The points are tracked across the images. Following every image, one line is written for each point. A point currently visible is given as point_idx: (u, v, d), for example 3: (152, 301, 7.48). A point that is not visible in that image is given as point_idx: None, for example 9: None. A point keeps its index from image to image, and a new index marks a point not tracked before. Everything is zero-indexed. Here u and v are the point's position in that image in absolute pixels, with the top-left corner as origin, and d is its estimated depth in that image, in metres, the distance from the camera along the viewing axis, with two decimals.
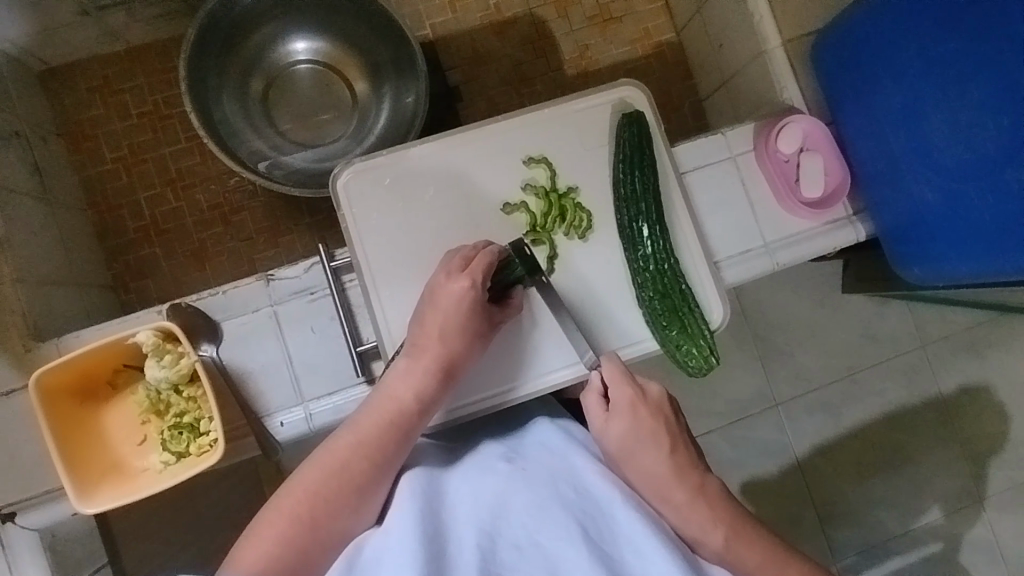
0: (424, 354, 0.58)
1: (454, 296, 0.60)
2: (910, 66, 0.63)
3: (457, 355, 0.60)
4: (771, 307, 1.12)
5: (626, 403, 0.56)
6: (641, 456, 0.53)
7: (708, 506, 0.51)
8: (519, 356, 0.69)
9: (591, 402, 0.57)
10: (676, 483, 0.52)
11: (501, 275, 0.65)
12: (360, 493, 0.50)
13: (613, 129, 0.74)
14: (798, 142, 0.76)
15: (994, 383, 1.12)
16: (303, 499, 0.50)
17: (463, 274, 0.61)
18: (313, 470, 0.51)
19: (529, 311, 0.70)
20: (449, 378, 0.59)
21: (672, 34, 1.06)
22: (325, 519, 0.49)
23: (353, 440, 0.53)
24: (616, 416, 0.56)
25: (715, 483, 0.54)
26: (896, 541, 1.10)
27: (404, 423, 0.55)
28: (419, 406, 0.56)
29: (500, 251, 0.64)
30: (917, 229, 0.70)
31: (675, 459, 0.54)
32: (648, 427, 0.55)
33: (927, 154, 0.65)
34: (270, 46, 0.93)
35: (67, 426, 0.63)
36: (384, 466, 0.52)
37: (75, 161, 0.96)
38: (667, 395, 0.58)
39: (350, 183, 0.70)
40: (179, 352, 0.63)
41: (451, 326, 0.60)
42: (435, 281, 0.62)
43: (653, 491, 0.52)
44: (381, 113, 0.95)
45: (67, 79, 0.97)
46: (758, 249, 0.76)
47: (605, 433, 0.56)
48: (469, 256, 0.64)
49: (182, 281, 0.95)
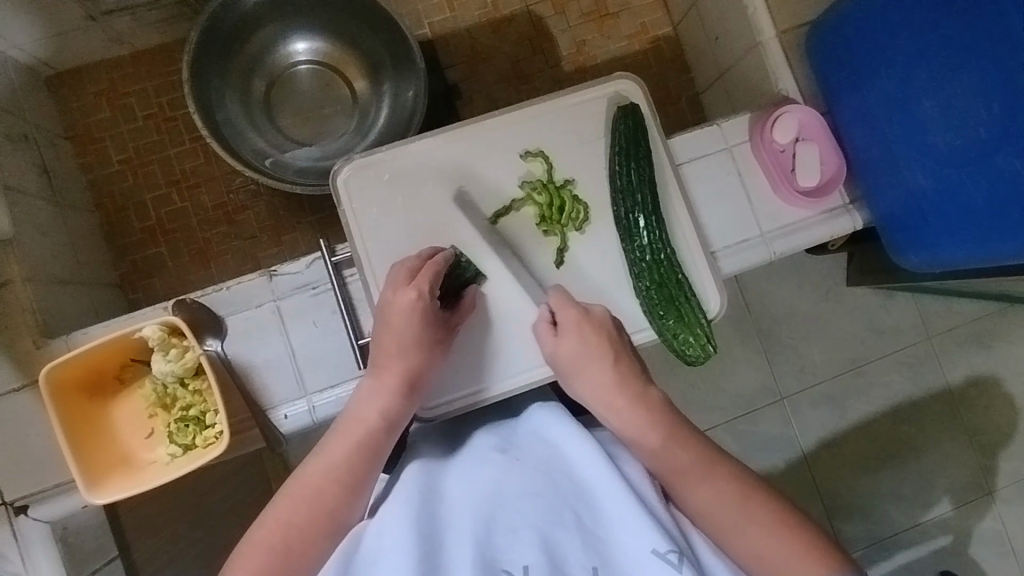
0: (385, 371, 0.59)
1: (405, 311, 0.60)
2: (899, 54, 0.64)
3: (418, 368, 0.60)
4: (773, 300, 1.12)
5: (573, 322, 0.61)
6: (588, 370, 0.58)
7: (648, 411, 0.54)
8: (493, 356, 0.70)
9: (543, 329, 0.63)
10: (617, 391, 0.56)
11: (455, 273, 0.68)
12: (334, 516, 0.52)
13: (609, 122, 0.74)
14: (794, 131, 0.76)
15: (1000, 374, 1.12)
16: (278, 531, 0.50)
17: (409, 287, 0.61)
18: (286, 501, 0.52)
19: (482, 308, 0.70)
20: (414, 391, 0.60)
21: (669, 29, 1.06)
22: (302, 547, 0.50)
23: (322, 466, 0.53)
24: (565, 335, 0.61)
25: (658, 394, 0.56)
26: (905, 534, 1.09)
27: (371, 442, 0.55)
28: (386, 422, 0.57)
29: (447, 257, 0.65)
30: (912, 214, 0.70)
31: (617, 369, 0.57)
32: (590, 343, 0.59)
33: (920, 141, 0.65)
34: (272, 47, 0.95)
35: (77, 420, 0.65)
36: (355, 487, 0.53)
37: (83, 164, 0.98)
38: (609, 314, 0.62)
39: (350, 179, 0.72)
40: (184, 346, 0.65)
41: (407, 341, 0.60)
42: (384, 298, 0.62)
43: (602, 402, 0.56)
44: (382, 112, 0.96)
45: (73, 84, 0.99)
46: (754, 238, 0.77)
47: (557, 351, 0.61)
48: (416, 267, 0.64)
49: (189, 279, 0.97)
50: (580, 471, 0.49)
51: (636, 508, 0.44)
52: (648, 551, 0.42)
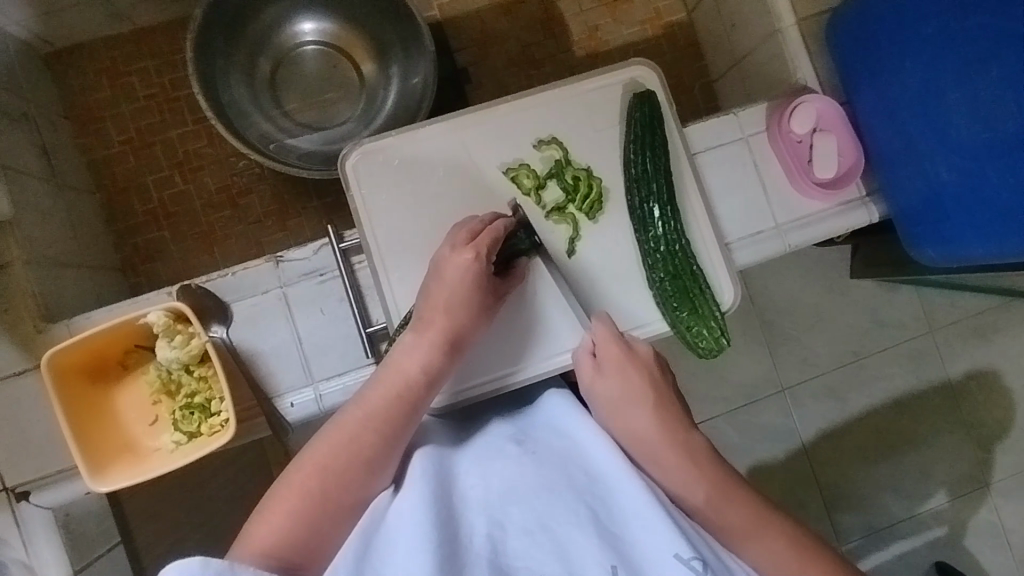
0: (430, 328, 0.58)
1: (460, 269, 0.59)
2: (927, 43, 0.62)
3: (463, 327, 0.59)
4: (779, 292, 1.11)
5: (615, 360, 0.58)
6: (627, 412, 0.56)
7: (692, 462, 0.52)
8: (524, 338, 0.69)
9: (584, 363, 0.60)
10: (660, 438, 0.53)
11: (510, 243, 0.67)
12: (369, 465, 0.51)
13: (624, 109, 0.73)
14: (812, 122, 0.75)
15: (1002, 368, 1.11)
16: (313, 474, 0.50)
17: (468, 246, 0.60)
18: (323, 444, 0.51)
19: (532, 282, 0.69)
20: (456, 349, 0.59)
21: (683, 14, 1.04)
22: (335, 493, 0.49)
23: (361, 413, 0.53)
24: (604, 374, 0.58)
25: (701, 439, 0.54)
26: (901, 526, 1.10)
27: (412, 397, 0.54)
28: (427, 379, 0.56)
29: (506, 226, 0.63)
30: (932, 208, 0.69)
31: (660, 415, 0.55)
32: (632, 386, 0.56)
33: (944, 134, 0.64)
34: (278, 28, 0.93)
35: (80, 406, 0.64)
36: (393, 440, 0.52)
37: (83, 144, 0.96)
38: (654, 353, 0.59)
39: (359, 164, 0.70)
40: (190, 333, 0.64)
41: (457, 299, 0.59)
42: (441, 254, 0.61)
43: (640, 448, 0.54)
44: (389, 95, 0.94)
45: (73, 62, 0.96)
46: (769, 230, 0.76)
47: (594, 388, 0.58)
48: (478, 229, 0.62)
49: (191, 264, 0.95)
50: (595, 469, 0.48)
51: (655, 511, 0.44)
52: (671, 555, 0.42)
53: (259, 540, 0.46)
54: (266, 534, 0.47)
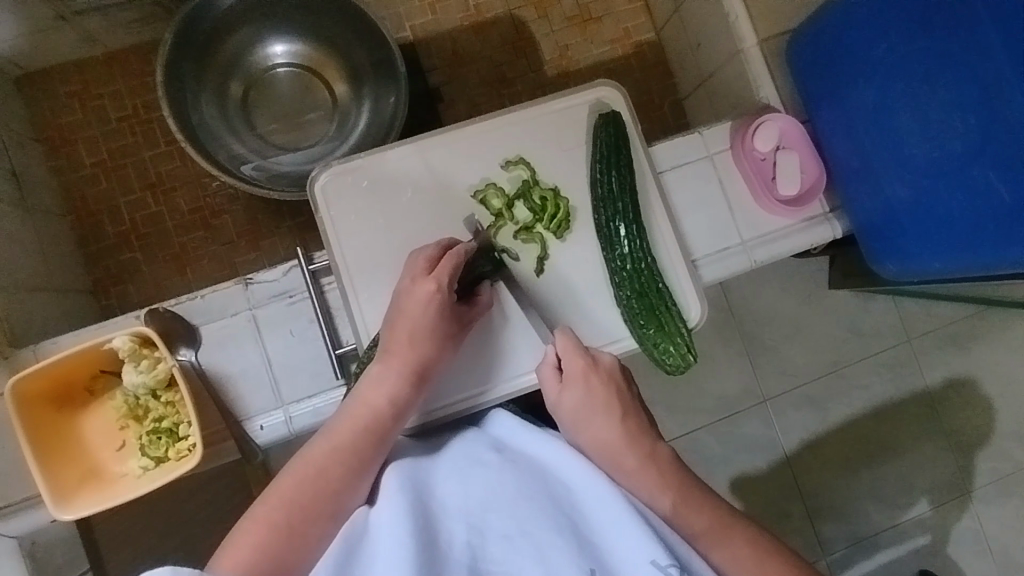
0: (394, 358, 0.58)
1: (421, 301, 0.60)
2: (880, 66, 0.64)
3: (428, 359, 0.60)
4: (753, 304, 1.12)
5: (579, 373, 0.59)
6: (594, 425, 0.56)
7: (658, 472, 0.53)
8: (494, 359, 0.70)
9: (548, 376, 0.61)
10: (626, 449, 0.54)
11: (471, 266, 0.67)
12: (336, 497, 0.51)
13: (591, 129, 0.74)
14: (774, 140, 0.76)
15: (977, 376, 1.13)
16: (280, 507, 0.50)
17: (429, 276, 0.61)
18: (290, 477, 0.51)
19: (496, 306, 0.70)
20: (421, 381, 0.59)
21: (652, 34, 1.06)
22: (303, 528, 0.49)
23: (328, 446, 0.53)
24: (569, 385, 0.59)
25: (667, 449, 0.55)
26: (884, 534, 1.10)
27: (378, 428, 0.55)
28: (392, 411, 0.56)
29: (465, 251, 0.64)
30: (890, 224, 0.71)
31: (625, 426, 0.56)
32: (599, 396, 0.57)
33: (898, 152, 0.65)
34: (250, 49, 0.93)
35: (45, 434, 0.63)
36: (358, 473, 0.53)
37: (55, 167, 0.96)
38: (618, 363, 0.60)
39: (328, 186, 0.70)
40: (156, 357, 0.64)
41: (421, 330, 0.60)
42: (401, 286, 0.62)
43: (608, 459, 0.54)
44: (361, 116, 0.94)
45: (44, 85, 0.96)
46: (735, 247, 0.77)
47: (561, 403, 0.59)
48: (435, 256, 0.63)
49: (164, 285, 0.95)
50: (576, 481, 0.50)
51: (631, 518, 0.45)
52: (648, 561, 0.43)
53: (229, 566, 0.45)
54: (235, 563, 0.46)
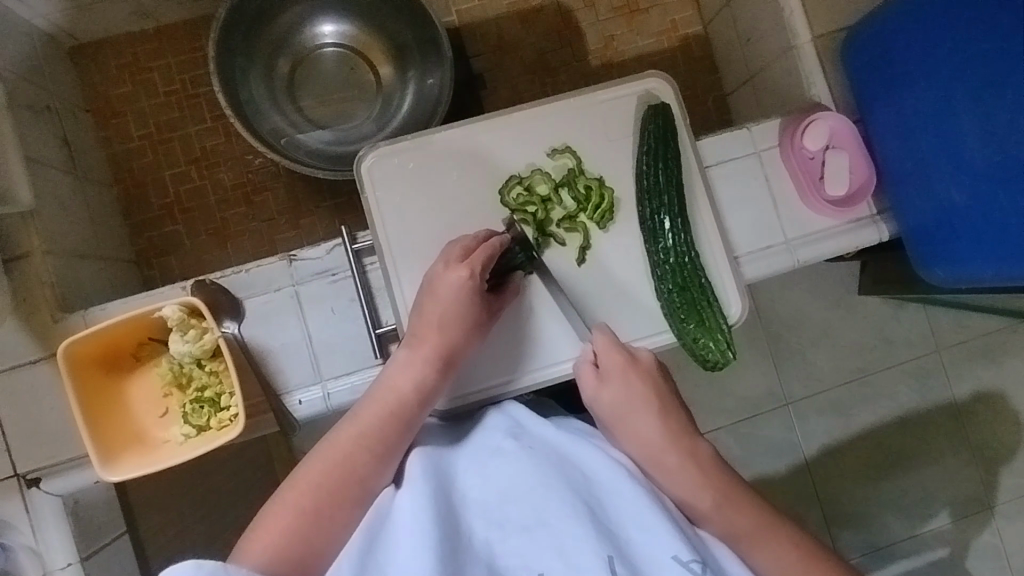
0: (424, 344, 0.59)
1: (452, 287, 0.61)
2: (940, 66, 0.63)
3: (457, 345, 0.60)
4: (786, 306, 1.11)
5: (618, 367, 0.58)
6: (635, 420, 0.55)
7: (699, 473, 0.52)
8: (519, 348, 0.70)
9: (584, 372, 0.59)
10: (668, 447, 0.53)
11: (504, 259, 0.67)
12: (361, 483, 0.51)
13: (639, 120, 0.73)
14: (825, 139, 0.75)
15: (1008, 391, 1.11)
16: (307, 491, 0.50)
17: (462, 263, 0.62)
18: (316, 462, 0.52)
19: (524, 297, 0.70)
20: (449, 368, 0.59)
21: (699, 27, 1.05)
22: (329, 511, 0.50)
23: (355, 430, 0.53)
24: (607, 381, 0.57)
25: (707, 447, 0.54)
26: (902, 545, 1.09)
27: (405, 413, 0.55)
28: (419, 396, 0.56)
29: (502, 243, 0.64)
30: (942, 228, 0.69)
31: (666, 423, 0.55)
32: (637, 391, 0.56)
33: (956, 155, 0.64)
34: (299, 28, 0.94)
35: (95, 397, 0.65)
36: (384, 456, 0.53)
37: (103, 138, 0.97)
38: (656, 360, 0.59)
39: (374, 167, 0.71)
40: (203, 328, 0.65)
41: (450, 317, 0.60)
42: (434, 271, 0.63)
43: (648, 456, 0.53)
44: (405, 98, 0.95)
45: (97, 57, 0.98)
46: (778, 245, 0.76)
47: (599, 399, 0.57)
48: (472, 247, 0.64)
49: (205, 258, 0.97)
50: (592, 471, 0.49)
51: (655, 514, 0.46)
52: (671, 556, 0.43)
53: (252, 556, 0.47)
54: (259, 550, 0.47)
